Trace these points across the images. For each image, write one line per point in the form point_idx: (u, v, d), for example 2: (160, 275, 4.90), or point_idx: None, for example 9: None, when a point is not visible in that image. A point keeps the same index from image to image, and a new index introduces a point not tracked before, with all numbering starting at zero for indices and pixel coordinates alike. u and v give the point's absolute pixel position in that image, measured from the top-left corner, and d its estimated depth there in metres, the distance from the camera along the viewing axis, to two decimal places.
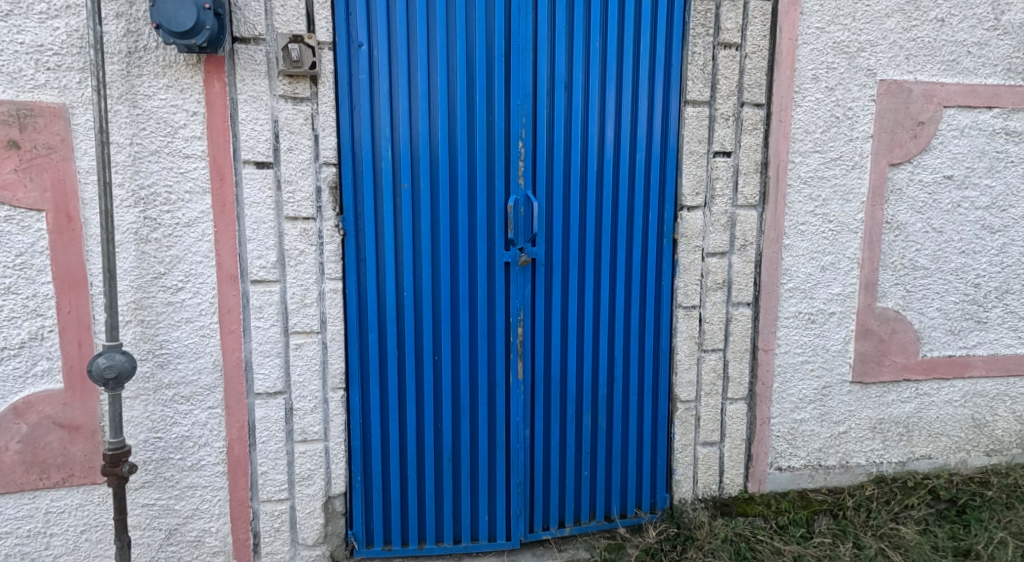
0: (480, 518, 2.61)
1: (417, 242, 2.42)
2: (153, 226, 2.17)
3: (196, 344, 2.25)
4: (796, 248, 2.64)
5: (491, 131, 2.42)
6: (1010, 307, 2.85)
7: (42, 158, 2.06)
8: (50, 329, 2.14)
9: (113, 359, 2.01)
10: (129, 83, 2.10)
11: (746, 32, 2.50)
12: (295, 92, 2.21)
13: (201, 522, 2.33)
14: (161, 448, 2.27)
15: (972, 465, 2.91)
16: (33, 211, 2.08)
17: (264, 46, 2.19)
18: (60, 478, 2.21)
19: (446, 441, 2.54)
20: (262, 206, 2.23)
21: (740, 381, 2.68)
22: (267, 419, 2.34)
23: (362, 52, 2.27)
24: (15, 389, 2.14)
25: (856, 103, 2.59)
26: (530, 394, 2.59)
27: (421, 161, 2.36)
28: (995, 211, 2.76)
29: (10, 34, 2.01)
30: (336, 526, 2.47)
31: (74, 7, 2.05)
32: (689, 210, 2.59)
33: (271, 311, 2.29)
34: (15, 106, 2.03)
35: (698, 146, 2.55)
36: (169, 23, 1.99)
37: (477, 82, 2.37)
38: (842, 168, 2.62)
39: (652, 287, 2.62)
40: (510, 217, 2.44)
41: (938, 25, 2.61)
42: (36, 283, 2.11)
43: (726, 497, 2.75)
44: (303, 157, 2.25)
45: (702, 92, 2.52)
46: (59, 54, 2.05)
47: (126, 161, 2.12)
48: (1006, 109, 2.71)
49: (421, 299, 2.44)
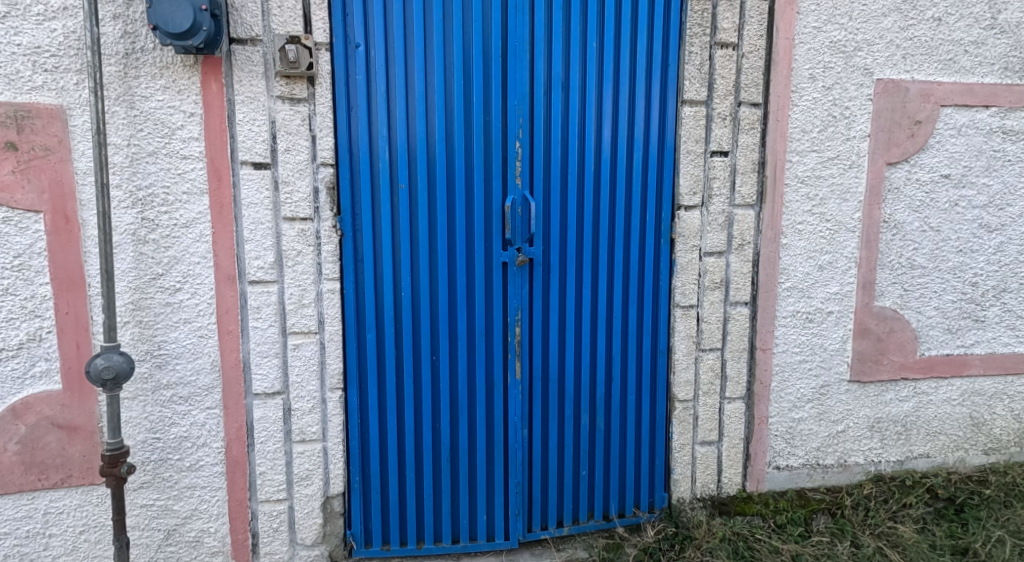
0: (479, 518, 2.61)
1: (415, 243, 2.42)
2: (151, 227, 2.17)
3: (194, 344, 2.26)
4: (794, 248, 2.64)
5: (488, 131, 2.43)
6: (1008, 306, 2.85)
7: (40, 159, 2.06)
8: (48, 331, 2.15)
9: (111, 359, 2.02)
10: (126, 84, 2.11)
11: (743, 32, 2.50)
12: (292, 92, 2.21)
13: (200, 522, 2.34)
14: (160, 449, 2.28)
15: (971, 463, 2.91)
16: (30, 212, 2.08)
17: (261, 47, 2.19)
18: (59, 479, 2.21)
19: (445, 441, 2.54)
20: (259, 207, 2.23)
21: (738, 380, 2.68)
22: (265, 419, 2.34)
23: (360, 53, 2.27)
24: (13, 391, 2.15)
25: (854, 103, 2.59)
26: (528, 393, 2.60)
27: (419, 161, 2.36)
28: (993, 210, 2.76)
29: (8, 35, 2.01)
30: (335, 526, 2.48)
31: (72, 8, 2.05)
32: (687, 209, 2.59)
33: (269, 312, 2.29)
34: (13, 107, 2.03)
35: (695, 146, 2.55)
36: (167, 24, 1.98)
37: (474, 82, 2.37)
38: (839, 167, 2.62)
39: (650, 286, 2.63)
40: (507, 217, 2.45)
41: (935, 24, 2.62)
42: (35, 284, 2.12)
43: (725, 496, 2.75)
44: (301, 158, 2.25)
45: (700, 92, 2.52)
46: (57, 56, 2.05)
47: (124, 162, 2.13)
48: (1003, 108, 2.71)
49: (419, 299, 2.45)
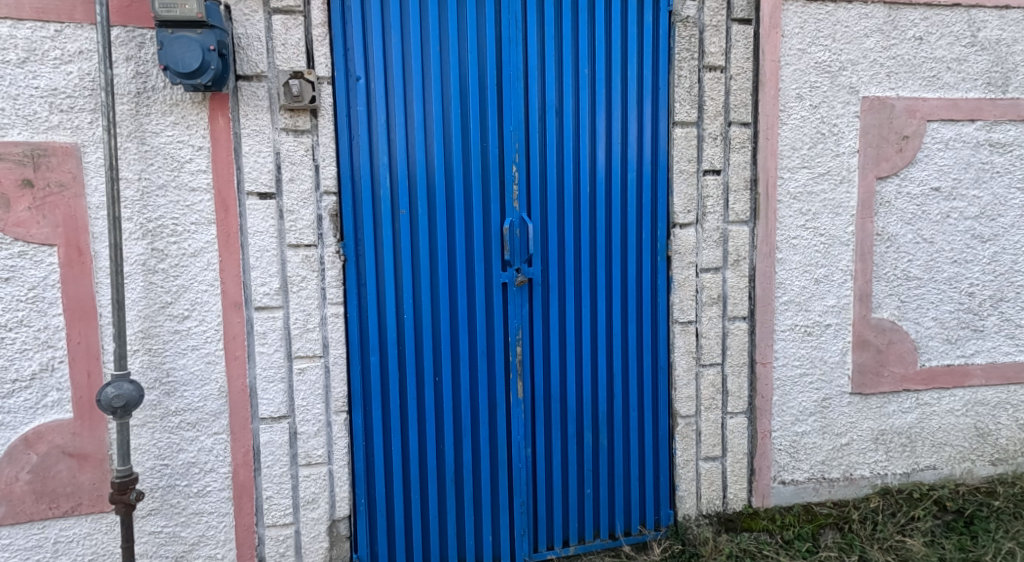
0: (485, 539, 2.62)
1: (416, 266, 2.48)
2: (160, 257, 2.24)
3: (203, 370, 2.31)
4: (789, 262, 2.68)
5: (485, 157, 2.51)
6: (1006, 315, 2.86)
7: (55, 195, 2.15)
8: (60, 361, 2.21)
9: (121, 388, 2.06)
10: (138, 121, 2.20)
11: (730, 55, 2.60)
12: (296, 125, 2.31)
13: (207, 548, 2.36)
14: (168, 475, 2.31)
15: (978, 475, 2.90)
16: (45, 246, 2.16)
17: (266, 83, 2.29)
18: (69, 507, 2.24)
19: (448, 461, 2.56)
20: (264, 235, 2.31)
21: (740, 395, 2.70)
22: (272, 443, 2.37)
23: (360, 85, 2.36)
24: (25, 421, 2.20)
25: (841, 120, 2.66)
26: (530, 411, 2.63)
27: (418, 186, 2.44)
28: (985, 220, 2.80)
29: (27, 79, 2.12)
30: (341, 550, 2.48)
31: (87, 51, 2.16)
32: (682, 227, 2.64)
33: (275, 337, 2.34)
34: (30, 146, 2.13)
35: (687, 165, 2.62)
36: (176, 65, 2.05)
37: (471, 109, 2.46)
38: (830, 183, 2.67)
39: (649, 302, 2.66)
40: (506, 238, 2.52)
41: (917, 43, 2.70)
42: (48, 315, 2.18)
43: (730, 513, 2.75)
44: (304, 187, 2.33)
45: (690, 113, 2.60)
46: (71, 97, 2.16)
47: (135, 196, 2.21)
48: (989, 121, 2.77)
49: (421, 322, 2.50)
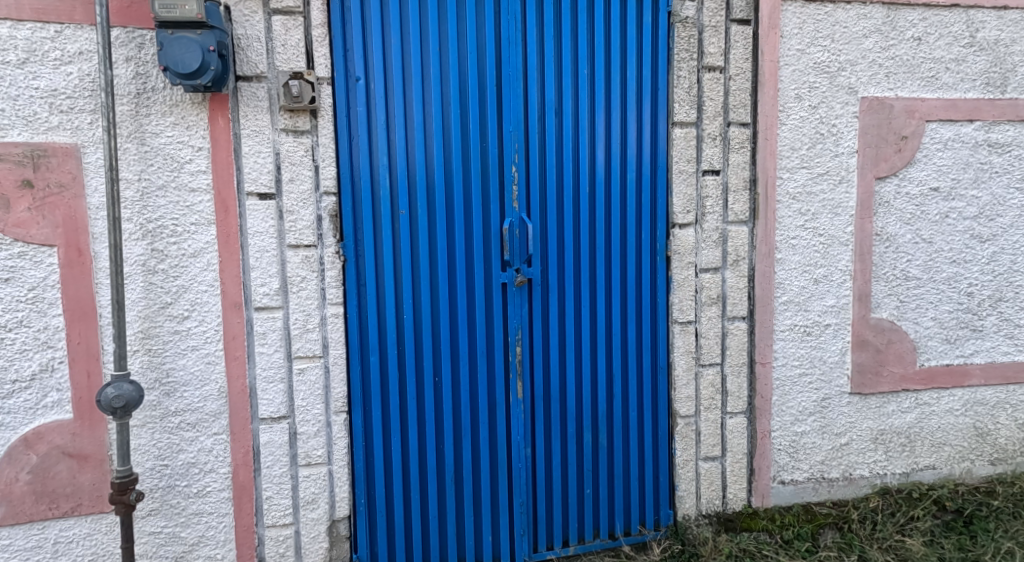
0: (485, 540, 2.62)
1: (415, 266, 2.48)
2: (160, 257, 2.24)
3: (202, 371, 2.31)
4: (788, 262, 2.68)
5: (485, 157, 2.51)
6: (1005, 315, 2.87)
7: (55, 196, 2.15)
8: (59, 361, 2.21)
9: (121, 388, 2.06)
10: (138, 122, 2.21)
11: (729, 55, 2.60)
12: (295, 125, 2.31)
13: (207, 548, 2.36)
14: (168, 476, 2.31)
15: (977, 474, 2.90)
16: (45, 246, 2.16)
17: (266, 84, 2.29)
18: (69, 507, 2.25)
19: (448, 461, 2.56)
20: (264, 235, 2.31)
21: (739, 395, 2.71)
22: (272, 443, 2.37)
23: (360, 86, 2.37)
24: (25, 421, 2.20)
25: (840, 121, 2.67)
26: (530, 411, 2.63)
27: (418, 186, 2.44)
28: (983, 220, 2.81)
29: (27, 80, 2.12)
30: (341, 550, 2.48)
31: (87, 52, 2.16)
32: (681, 227, 2.65)
33: (275, 337, 2.34)
34: (29, 147, 2.13)
35: (687, 166, 2.62)
36: (176, 65, 2.05)
37: (471, 109, 2.46)
38: (829, 183, 2.68)
39: (648, 303, 2.67)
40: (506, 239, 2.52)
41: (916, 44, 2.70)
42: (48, 316, 2.19)
43: (730, 513, 2.75)
44: (304, 188, 2.33)
45: (690, 113, 2.60)
46: (71, 97, 2.16)
47: (135, 197, 2.21)
48: (987, 121, 2.77)
49: (421, 322, 2.50)
